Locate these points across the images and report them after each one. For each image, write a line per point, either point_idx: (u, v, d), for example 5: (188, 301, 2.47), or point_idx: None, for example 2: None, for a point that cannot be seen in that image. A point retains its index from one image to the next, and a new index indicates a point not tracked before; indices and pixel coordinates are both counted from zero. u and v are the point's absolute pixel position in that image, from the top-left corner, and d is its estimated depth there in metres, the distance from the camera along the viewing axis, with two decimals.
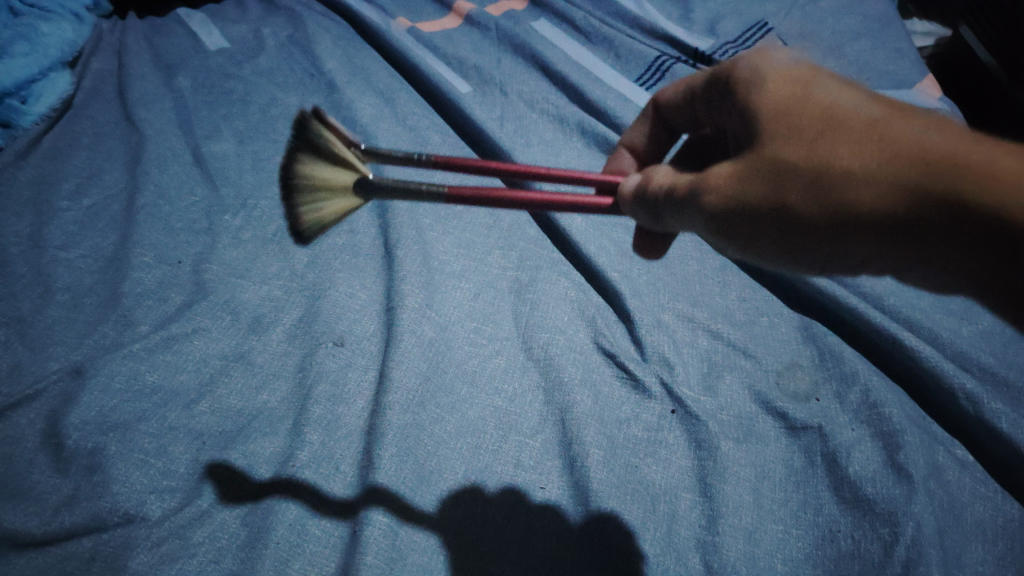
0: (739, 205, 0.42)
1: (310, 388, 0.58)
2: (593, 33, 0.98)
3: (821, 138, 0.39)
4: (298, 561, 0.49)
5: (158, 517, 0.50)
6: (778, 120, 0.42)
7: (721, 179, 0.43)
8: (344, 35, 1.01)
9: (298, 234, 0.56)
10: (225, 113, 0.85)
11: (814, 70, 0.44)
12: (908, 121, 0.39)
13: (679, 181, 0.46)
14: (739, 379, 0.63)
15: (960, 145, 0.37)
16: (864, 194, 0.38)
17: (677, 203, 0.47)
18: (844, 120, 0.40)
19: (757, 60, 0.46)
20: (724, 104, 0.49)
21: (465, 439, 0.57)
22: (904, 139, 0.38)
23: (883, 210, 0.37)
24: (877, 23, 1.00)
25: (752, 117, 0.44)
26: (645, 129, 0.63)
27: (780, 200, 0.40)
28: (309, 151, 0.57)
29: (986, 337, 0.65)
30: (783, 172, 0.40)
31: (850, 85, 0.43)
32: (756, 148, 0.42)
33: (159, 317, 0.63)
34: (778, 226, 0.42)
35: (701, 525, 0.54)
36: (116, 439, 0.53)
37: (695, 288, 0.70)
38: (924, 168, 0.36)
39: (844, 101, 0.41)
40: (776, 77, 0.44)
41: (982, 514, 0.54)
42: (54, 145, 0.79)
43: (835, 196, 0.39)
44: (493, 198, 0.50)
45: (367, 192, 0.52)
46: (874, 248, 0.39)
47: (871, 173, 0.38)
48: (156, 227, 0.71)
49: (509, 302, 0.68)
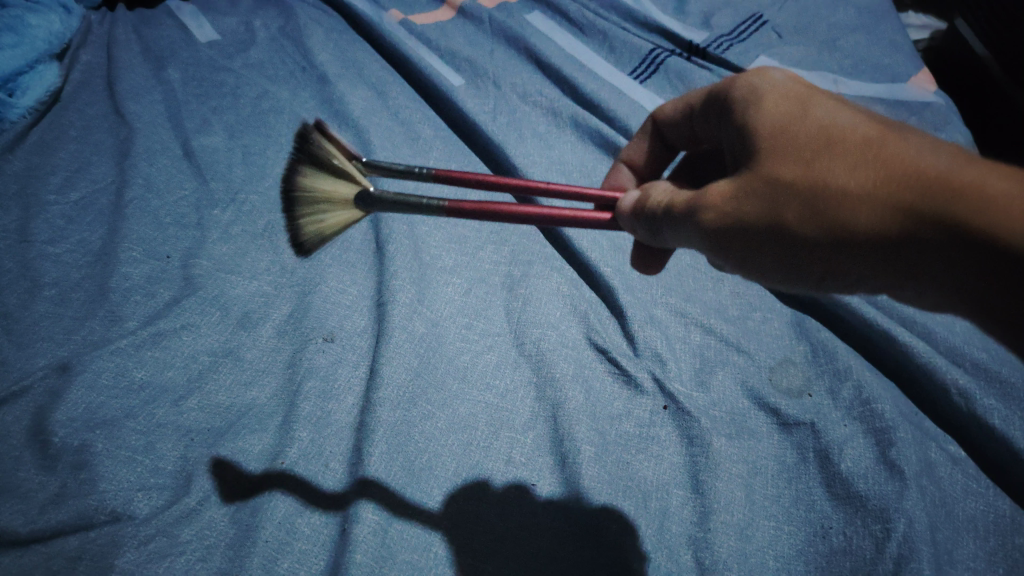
0: (737, 222, 0.43)
1: (300, 384, 0.58)
2: (587, 25, 0.98)
3: (820, 158, 0.40)
4: (287, 559, 0.49)
5: (146, 514, 0.49)
6: (776, 138, 0.42)
7: (719, 196, 0.43)
8: (336, 27, 1.00)
9: (299, 245, 0.56)
10: (215, 105, 0.85)
11: (809, 89, 0.45)
12: (901, 142, 0.40)
13: (676, 198, 0.46)
14: (731, 375, 0.62)
15: (953, 167, 0.38)
16: (862, 213, 0.39)
17: (674, 220, 0.46)
18: (842, 140, 0.41)
19: (754, 78, 0.47)
20: (721, 120, 0.49)
21: (456, 436, 0.57)
22: (901, 160, 0.39)
23: (880, 229, 0.38)
24: (872, 16, 1.00)
25: (749, 135, 0.44)
26: (644, 146, 0.63)
27: (779, 218, 0.41)
28: (310, 163, 0.58)
29: (980, 333, 0.64)
30: (782, 190, 0.41)
31: (846, 106, 0.44)
32: (754, 166, 0.43)
33: (147, 313, 0.62)
34: (776, 244, 0.42)
35: (693, 521, 0.53)
36: (104, 436, 0.53)
37: (688, 283, 0.70)
38: (920, 190, 0.37)
39: (840, 120, 0.42)
40: (773, 96, 0.45)
41: (974, 510, 0.54)
42: (42, 138, 0.78)
43: (833, 215, 0.39)
44: (495, 211, 0.50)
45: (369, 206, 0.53)
46: (869, 268, 0.40)
47: (868, 194, 0.39)
48: (145, 221, 0.70)
49: (501, 297, 0.68)
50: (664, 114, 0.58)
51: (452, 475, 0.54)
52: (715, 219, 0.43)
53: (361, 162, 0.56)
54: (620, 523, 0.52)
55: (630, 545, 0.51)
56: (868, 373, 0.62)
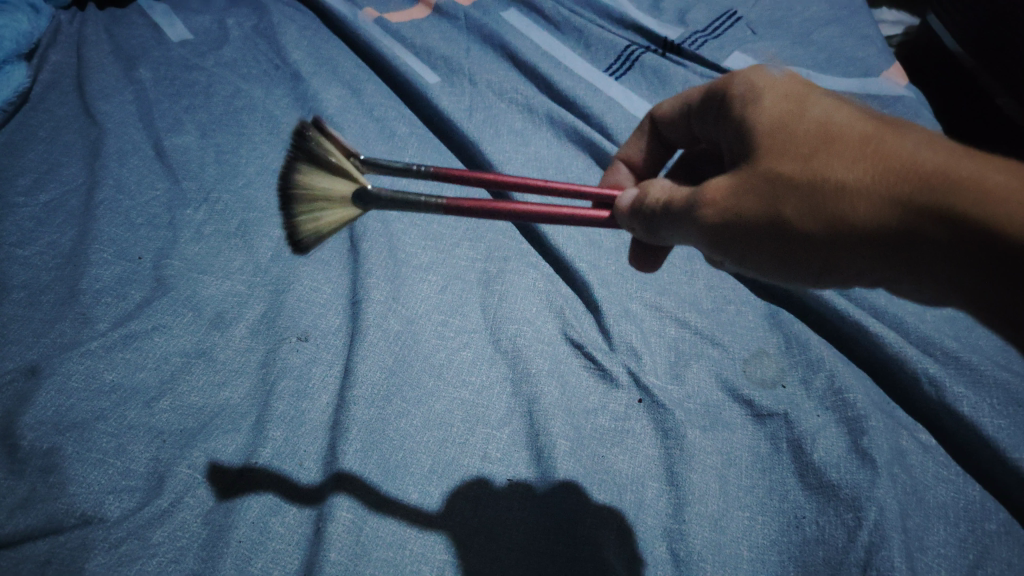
0: (738, 218, 0.43)
1: (274, 383, 0.57)
2: (563, 21, 0.98)
3: (818, 154, 0.41)
4: (260, 559, 0.48)
5: (117, 517, 0.49)
6: (774, 136, 0.43)
7: (718, 192, 0.44)
8: (310, 25, 0.99)
9: (296, 243, 0.55)
10: (187, 105, 0.84)
11: (808, 87, 0.45)
12: (898, 137, 0.41)
13: (676, 196, 0.47)
14: (706, 367, 0.63)
15: (951, 160, 0.38)
16: (859, 206, 0.39)
17: (674, 218, 0.47)
18: (840, 137, 0.41)
19: (754, 77, 0.47)
20: (720, 119, 0.50)
21: (432, 432, 0.57)
22: (898, 154, 0.39)
23: (878, 222, 0.38)
24: (844, 11, 1.01)
25: (749, 132, 0.45)
26: (643, 143, 0.63)
27: (778, 212, 0.41)
28: (307, 160, 0.57)
29: (950, 322, 0.65)
30: (780, 184, 0.41)
31: (845, 103, 0.44)
32: (753, 162, 0.43)
33: (118, 315, 0.61)
34: (777, 240, 0.42)
35: (668, 513, 0.54)
36: (73, 439, 0.52)
37: (663, 276, 0.71)
38: (918, 183, 0.37)
39: (839, 117, 0.42)
40: (772, 95, 0.45)
41: (943, 497, 0.55)
42: (10, 140, 0.77)
43: (831, 208, 0.40)
44: (492, 210, 0.50)
45: (366, 203, 0.51)
46: (869, 262, 0.40)
47: (866, 188, 0.39)
48: (116, 222, 0.69)
49: (478, 294, 0.68)
50: (662, 112, 0.59)
51: (427, 471, 0.54)
52: (714, 214, 0.44)
53: (359, 159, 0.55)
54: (598, 524, 0.52)
55: (606, 549, 0.51)
56: (841, 364, 0.62)
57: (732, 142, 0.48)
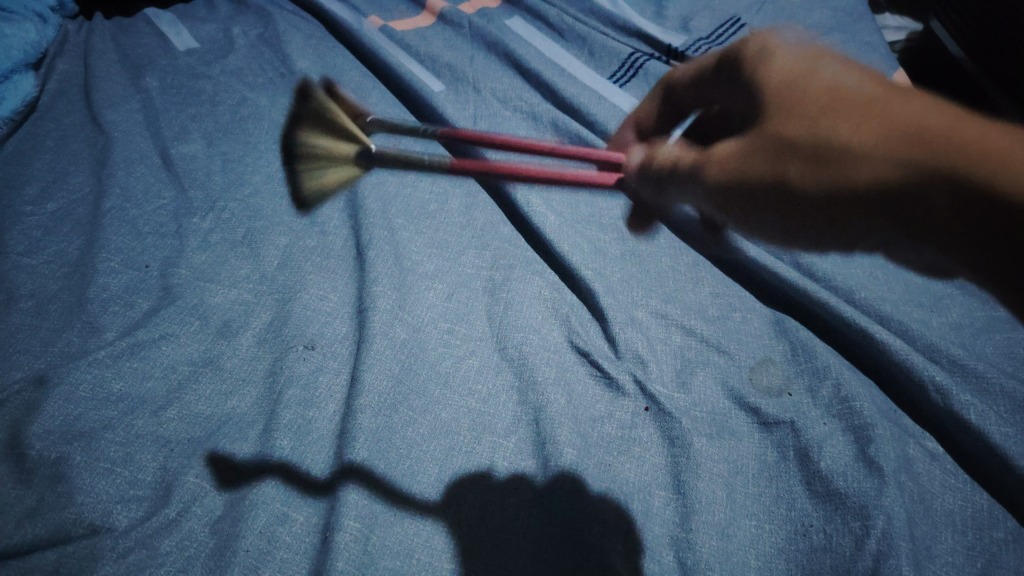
0: (741, 180, 0.42)
1: (281, 393, 0.58)
2: (567, 29, 0.98)
3: (827, 116, 0.41)
4: (268, 568, 0.48)
5: (124, 527, 0.49)
6: (780, 97, 0.43)
7: (724, 153, 0.42)
8: (315, 34, 1.00)
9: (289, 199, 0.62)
10: (194, 113, 0.84)
11: (811, 56, 0.46)
12: (902, 104, 0.42)
13: (679, 159, 0.46)
14: (712, 375, 0.63)
15: (954, 126, 0.39)
16: (865, 168, 0.39)
17: (676, 181, 0.46)
18: (847, 101, 0.42)
19: (759, 47, 0.48)
20: (720, 87, 0.50)
21: (439, 440, 0.57)
22: (904, 120, 0.40)
23: (887, 183, 0.39)
24: (847, 17, 1.01)
25: (753, 96, 0.45)
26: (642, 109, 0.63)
27: (783, 172, 0.40)
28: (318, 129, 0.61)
29: (955, 330, 0.65)
30: (787, 145, 0.40)
31: (846, 73, 0.45)
32: (757, 123, 0.43)
33: (126, 323, 0.62)
34: (778, 204, 0.41)
35: (675, 522, 0.54)
36: (81, 448, 0.52)
37: (668, 285, 0.71)
38: (926, 146, 0.38)
39: (844, 85, 0.43)
40: (776, 61, 0.46)
41: (947, 507, 0.55)
42: (18, 150, 0.77)
43: (839, 168, 0.39)
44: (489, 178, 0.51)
45: None
46: (872, 225, 0.40)
47: (876, 149, 0.39)
48: (123, 231, 0.69)
49: (483, 302, 0.68)
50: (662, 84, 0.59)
51: (434, 480, 0.54)
52: (718, 174, 0.43)
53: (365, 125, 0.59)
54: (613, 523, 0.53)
55: (613, 547, 0.51)
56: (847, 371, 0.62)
57: (732, 109, 0.48)
